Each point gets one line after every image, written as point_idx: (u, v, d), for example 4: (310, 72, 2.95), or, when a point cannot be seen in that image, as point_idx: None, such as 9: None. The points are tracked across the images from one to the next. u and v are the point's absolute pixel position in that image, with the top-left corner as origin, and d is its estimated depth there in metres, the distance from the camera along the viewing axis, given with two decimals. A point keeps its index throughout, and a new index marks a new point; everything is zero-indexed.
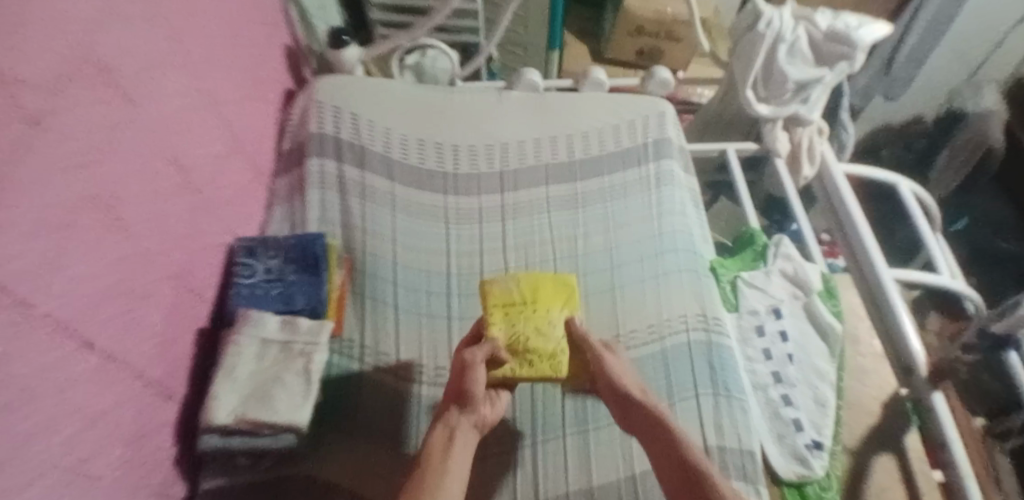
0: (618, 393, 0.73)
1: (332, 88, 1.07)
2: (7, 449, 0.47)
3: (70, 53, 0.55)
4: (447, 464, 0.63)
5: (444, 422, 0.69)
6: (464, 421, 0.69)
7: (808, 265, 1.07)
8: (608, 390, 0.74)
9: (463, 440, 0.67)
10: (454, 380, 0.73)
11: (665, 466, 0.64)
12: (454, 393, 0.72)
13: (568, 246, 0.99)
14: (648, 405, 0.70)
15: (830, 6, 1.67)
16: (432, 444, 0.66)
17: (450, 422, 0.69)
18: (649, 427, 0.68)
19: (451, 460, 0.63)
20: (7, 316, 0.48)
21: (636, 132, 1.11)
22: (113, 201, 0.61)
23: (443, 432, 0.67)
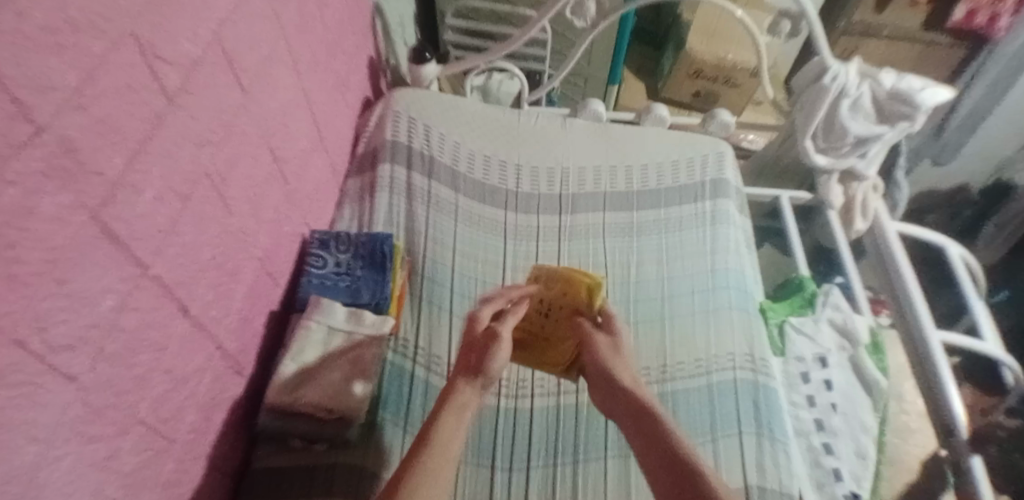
0: (603, 366, 0.74)
1: (408, 101, 1.12)
2: (106, 396, 0.51)
3: (201, 41, 0.61)
4: (451, 443, 0.63)
5: (458, 399, 0.68)
6: (474, 396, 0.69)
7: (856, 318, 1.07)
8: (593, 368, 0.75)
9: (466, 424, 0.66)
10: (471, 357, 0.73)
11: (647, 452, 0.63)
12: (473, 366, 0.72)
13: (621, 273, 1.00)
14: (635, 390, 0.70)
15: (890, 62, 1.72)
16: (445, 418, 0.65)
17: (466, 397, 0.68)
18: (628, 409, 0.68)
19: (456, 441, 0.63)
20: (123, 273, 0.51)
21: (695, 169, 1.13)
22: (219, 181, 0.66)
23: (457, 406, 0.67)
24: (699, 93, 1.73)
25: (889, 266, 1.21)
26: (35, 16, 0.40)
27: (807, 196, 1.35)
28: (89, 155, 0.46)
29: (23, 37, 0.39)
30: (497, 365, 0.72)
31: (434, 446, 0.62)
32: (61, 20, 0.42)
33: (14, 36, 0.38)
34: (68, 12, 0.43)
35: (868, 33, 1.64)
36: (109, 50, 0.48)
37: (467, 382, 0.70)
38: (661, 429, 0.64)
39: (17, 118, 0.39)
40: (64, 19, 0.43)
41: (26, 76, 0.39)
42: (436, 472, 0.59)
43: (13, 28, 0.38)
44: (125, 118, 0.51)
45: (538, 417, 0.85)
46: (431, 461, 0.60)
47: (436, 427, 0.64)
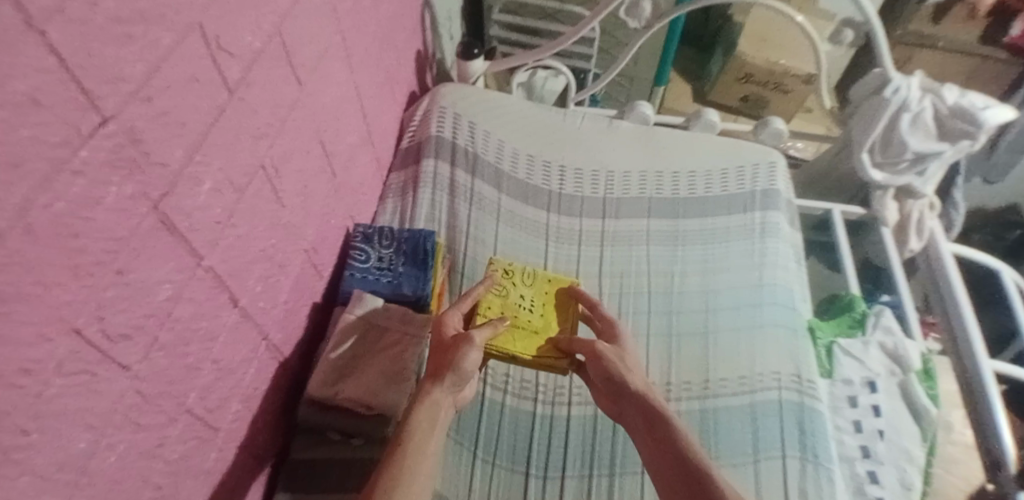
0: (609, 375, 0.75)
1: (455, 96, 1.11)
2: (158, 386, 0.51)
3: (263, 33, 0.61)
4: (425, 444, 0.64)
5: (427, 403, 0.68)
6: (446, 397, 0.69)
7: (908, 343, 1.02)
8: (599, 375, 0.76)
9: (440, 424, 0.67)
10: (439, 355, 0.72)
11: (660, 465, 0.65)
12: (439, 368, 0.71)
13: (665, 282, 0.98)
14: (646, 398, 0.71)
15: (944, 77, 1.78)
16: (415, 422, 0.65)
17: (436, 398, 0.68)
18: (643, 420, 0.70)
19: (430, 441, 0.64)
20: (180, 264, 0.52)
21: (745, 179, 1.10)
22: (273, 173, 0.66)
23: (429, 408, 0.67)
24: (747, 98, 1.68)
25: (942, 289, 1.17)
26: (107, 4, 0.39)
27: (859, 211, 1.29)
28: (153, 146, 0.46)
29: (94, 26, 0.39)
30: (467, 365, 0.71)
31: (408, 445, 0.63)
32: (131, 9, 0.42)
33: (85, 24, 0.38)
34: (139, 2, 0.43)
35: (923, 43, 1.70)
36: (176, 41, 0.48)
37: (436, 384, 0.69)
38: (676, 447, 0.65)
39: (85, 107, 0.39)
40: (134, 9, 0.42)
41: (95, 66, 0.39)
42: (410, 472, 0.61)
43: (84, 16, 0.38)
44: (188, 109, 0.50)
45: (575, 425, 0.83)
46: (402, 460, 0.61)
47: (410, 430, 0.65)
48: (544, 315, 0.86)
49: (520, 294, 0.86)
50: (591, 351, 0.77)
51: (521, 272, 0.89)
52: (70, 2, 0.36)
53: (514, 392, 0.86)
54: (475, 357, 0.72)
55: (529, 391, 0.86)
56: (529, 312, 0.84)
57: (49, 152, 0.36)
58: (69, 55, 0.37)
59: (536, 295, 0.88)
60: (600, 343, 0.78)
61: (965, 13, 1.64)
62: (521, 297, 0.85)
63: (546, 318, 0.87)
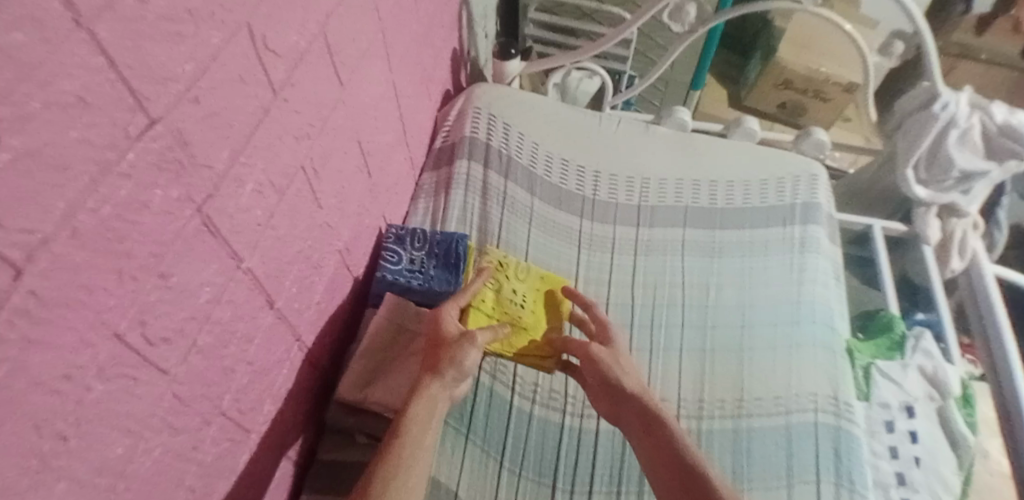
0: (604, 378, 0.75)
1: (490, 97, 1.10)
2: (194, 389, 0.51)
3: (308, 32, 0.60)
4: (424, 437, 0.64)
5: (426, 398, 0.68)
6: (444, 392, 0.70)
7: (949, 367, 0.99)
8: (594, 377, 0.76)
9: (439, 417, 0.67)
10: (438, 350, 0.72)
11: (657, 463, 0.66)
12: (439, 363, 0.71)
13: (700, 295, 0.95)
14: (642, 399, 0.72)
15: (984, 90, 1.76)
16: (414, 414, 0.65)
17: (435, 392, 0.69)
18: (639, 418, 0.71)
19: (428, 434, 0.64)
20: (221, 266, 0.51)
21: (785, 191, 1.06)
22: (312, 174, 0.65)
23: (427, 402, 0.67)
24: (785, 105, 1.64)
25: (983, 309, 1.13)
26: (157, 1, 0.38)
27: (901, 228, 1.25)
28: (199, 148, 0.46)
29: (144, 24, 0.37)
30: (468, 364, 0.71)
31: (406, 436, 0.63)
32: (182, 7, 0.41)
33: (136, 22, 0.37)
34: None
35: (965, 54, 1.69)
36: (225, 40, 0.47)
37: (436, 379, 0.69)
38: (674, 451, 0.66)
39: (134, 108, 0.38)
40: (185, 6, 0.41)
41: (145, 66, 0.38)
42: (408, 464, 0.61)
43: (135, 14, 0.36)
44: (235, 110, 0.50)
45: (604, 438, 0.82)
46: (400, 452, 0.61)
47: (408, 422, 0.65)
48: (535, 312, 0.87)
49: (514, 289, 0.86)
50: (586, 353, 0.77)
51: (515, 266, 0.89)
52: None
53: (542, 401, 0.84)
54: (476, 357, 0.73)
55: (558, 401, 0.84)
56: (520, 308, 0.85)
57: (97, 154, 0.35)
58: (118, 54, 0.36)
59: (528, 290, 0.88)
60: (595, 345, 0.78)
61: (1008, 25, 1.65)
62: (515, 293, 0.86)
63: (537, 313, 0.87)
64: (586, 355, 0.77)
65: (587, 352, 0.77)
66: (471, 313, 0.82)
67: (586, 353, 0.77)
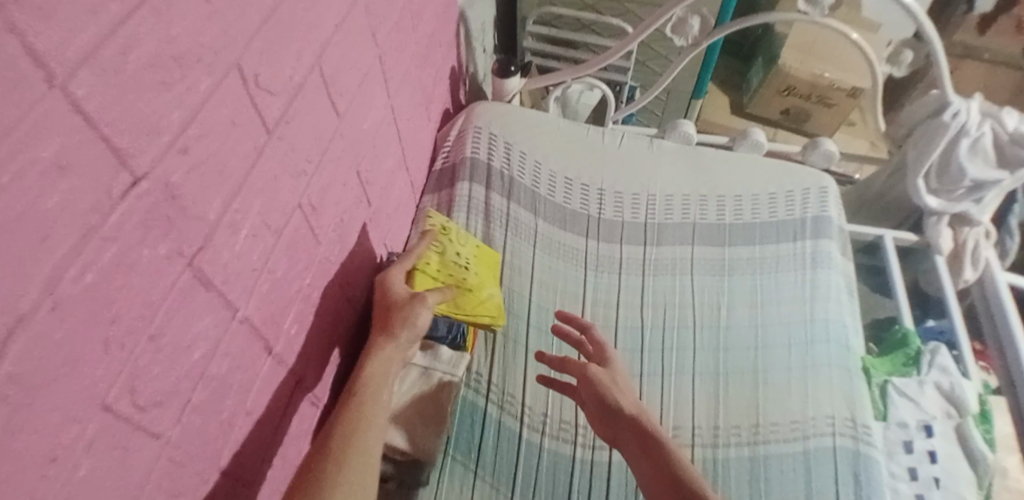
0: (603, 400, 0.72)
1: (491, 115, 1.07)
2: (190, 448, 0.48)
3: (303, 65, 0.57)
4: (379, 396, 0.65)
5: (382, 358, 0.69)
6: (398, 353, 0.70)
7: (966, 383, 0.96)
8: (593, 400, 0.73)
9: (393, 377, 0.69)
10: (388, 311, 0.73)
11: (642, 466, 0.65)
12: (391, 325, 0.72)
13: (710, 316, 0.93)
14: (637, 417, 0.69)
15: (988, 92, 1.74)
16: (368, 373, 0.66)
17: (388, 353, 0.70)
18: (631, 431, 0.69)
19: (383, 393, 0.66)
20: (215, 318, 0.49)
21: (794, 205, 1.04)
22: (310, 211, 0.63)
23: (381, 362, 0.68)
24: (789, 111, 1.62)
25: (998, 317, 1.10)
26: (140, 50, 0.36)
27: (912, 238, 1.22)
28: (190, 199, 0.43)
29: (127, 76, 0.35)
30: (419, 323, 0.72)
31: (363, 396, 0.64)
32: (167, 54, 0.38)
33: (117, 75, 0.34)
34: (175, 45, 0.39)
35: (968, 55, 1.67)
36: (214, 83, 0.44)
37: (389, 339, 0.70)
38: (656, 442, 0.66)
39: (116, 167, 0.36)
40: (170, 53, 0.39)
41: (128, 121, 0.36)
42: (365, 420, 0.62)
43: (115, 66, 0.34)
44: (227, 155, 0.48)
45: (616, 470, 0.79)
46: (358, 409, 0.63)
47: (363, 382, 0.66)
48: (479, 274, 0.85)
49: (457, 251, 0.85)
50: (585, 376, 0.74)
51: (456, 231, 0.87)
52: (100, 53, 0.33)
53: (552, 433, 0.82)
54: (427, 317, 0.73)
55: (568, 432, 0.82)
56: (465, 270, 0.83)
57: (78, 221, 0.33)
58: (98, 111, 0.33)
59: (472, 254, 0.87)
60: (594, 367, 0.75)
61: (1012, 26, 1.61)
62: (459, 256, 0.84)
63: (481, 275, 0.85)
64: (584, 377, 0.74)
65: (585, 374, 0.74)
66: (416, 277, 0.78)
67: (584, 375, 0.74)
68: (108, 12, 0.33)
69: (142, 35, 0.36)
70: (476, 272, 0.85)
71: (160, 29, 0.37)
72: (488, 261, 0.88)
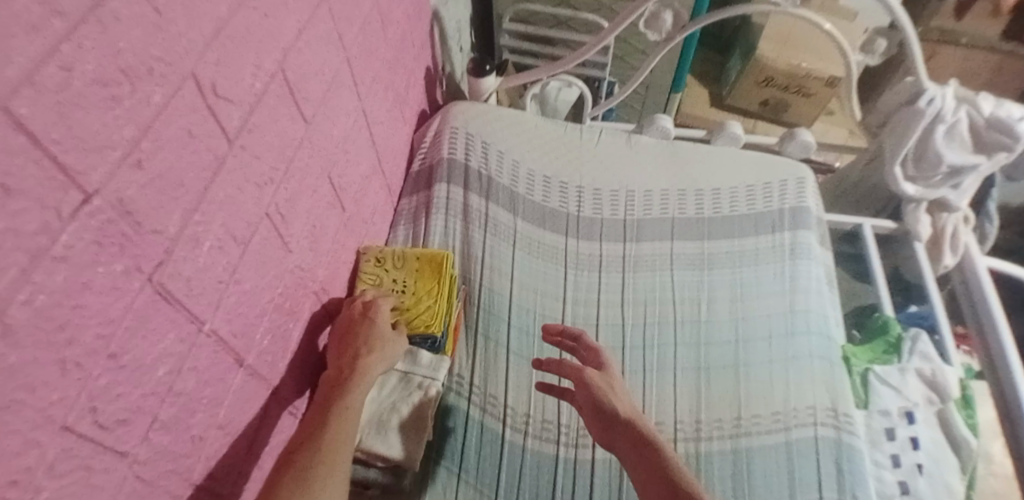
0: (596, 402, 0.71)
1: (467, 115, 1.07)
2: (159, 466, 0.48)
3: (265, 72, 0.57)
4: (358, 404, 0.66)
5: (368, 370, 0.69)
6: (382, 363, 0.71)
7: (948, 370, 0.97)
8: (588, 403, 0.72)
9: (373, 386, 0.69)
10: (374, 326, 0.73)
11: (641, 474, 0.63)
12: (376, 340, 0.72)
13: (691, 311, 0.93)
14: (634, 424, 0.68)
15: (969, 76, 1.75)
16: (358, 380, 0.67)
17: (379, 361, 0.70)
18: (631, 443, 0.67)
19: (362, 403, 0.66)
20: (180, 333, 0.48)
21: (772, 197, 1.04)
22: (279, 220, 0.62)
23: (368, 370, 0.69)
24: (767, 102, 1.62)
25: (978, 303, 1.10)
26: (85, 66, 0.35)
27: (891, 225, 1.24)
28: (146, 215, 0.43)
29: (73, 92, 0.34)
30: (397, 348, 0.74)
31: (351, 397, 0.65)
32: (115, 67, 0.37)
33: (61, 92, 0.33)
34: (123, 58, 0.38)
35: (946, 39, 1.68)
36: (168, 95, 0.44)
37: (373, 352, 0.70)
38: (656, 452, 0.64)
39: (65, 186, 0.35)
40: (118, 65, 0.38)
41: (75, 137, 0.35)
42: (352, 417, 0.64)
43: (59, 83, 0.33)
44: (186, 167, 0.47)
45: (600, 469, 0.79)
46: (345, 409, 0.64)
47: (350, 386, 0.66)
48: (416, 291, 0.81)
49: (393, 278, 0.82)
50: (580, 379, 0.73)
51: (392, 254, 0.84)
52: (42, 70, 0.32)
53: (536, 433, 0.82)
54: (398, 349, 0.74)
55: (551, 432, 0.82)
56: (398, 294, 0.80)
57: (28, 243, 0.32)
58: (41, 129, 0.32)
59: (410, 274, 0.83)
60: (590, 370, 0.74)
61: (988, 10, 1.62)
62: (393, 282, 0.82)
63: (418, 292, 0.81)
64: (580, 381, 0.73)
65: (581, 377, 0.74)
66: None
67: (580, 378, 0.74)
68: (51, 27, 0.32)
69: (86, 50, 0.35)
70: (411, 290, 0.81)
71: (107, 43, 0.37)
72: (430, 272, 0.83)
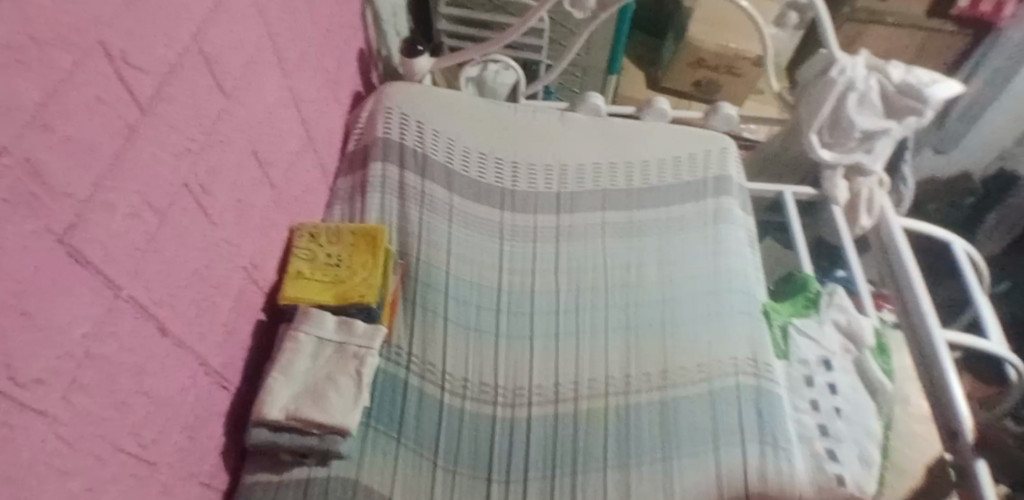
0: None
1: (401, 95, 1.08)
2: (81, 428, 0.48)
3: (179, 43, 0.57)
4: None
5: None
6: None
7: (862, 319, 1.05)
8: None
9: None
10: None
11: None
12: None
13: (621, 276, 0.97)
14: None
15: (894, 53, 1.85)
16: None
17: None
18: None
19: None
20: (96, 296, 0.49)
21: (696, 167, 1.10)
22: (200, 191, 0.63)
23: None
24: (700, 83, 1.69)
25: (893, 261, 1.17)
26: None
27: (810, 191, 1.31)
28: (55, 177, 0.43)
29: None
30: None
31: None
32: (21, 30, 0.38)
33: None
34: (29, 21, 0.38)
35: (873, 19, 1.75)
36: (76, 61, 0.44)
37: None
38: None
39: None
40: (24, 29, 0.38)
41: None
42: None
43: None
44: (96, 133, 0.47)
45: (537, 424, 0.83)
46: None
47: None
48: (352, 265, 0.83)
49: (328, 253, 0.84)
50: None
51: (327, 231, 0.86)
52: None
53: (474, 396, 0.85)
54: None
55: (489, 394, 0.85)
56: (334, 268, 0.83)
57: None
58: None
59: (346, 249, 0.85)
60: None
61: None
62: (329, 256, 0.84)
63: (354, 266, 0.83)
64: None
65: None
66: (291, 285, 0.80)
67: None
68: None
69: None
70: (348, 264, 0.83)
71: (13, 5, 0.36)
72: (366, 247, 0.85)
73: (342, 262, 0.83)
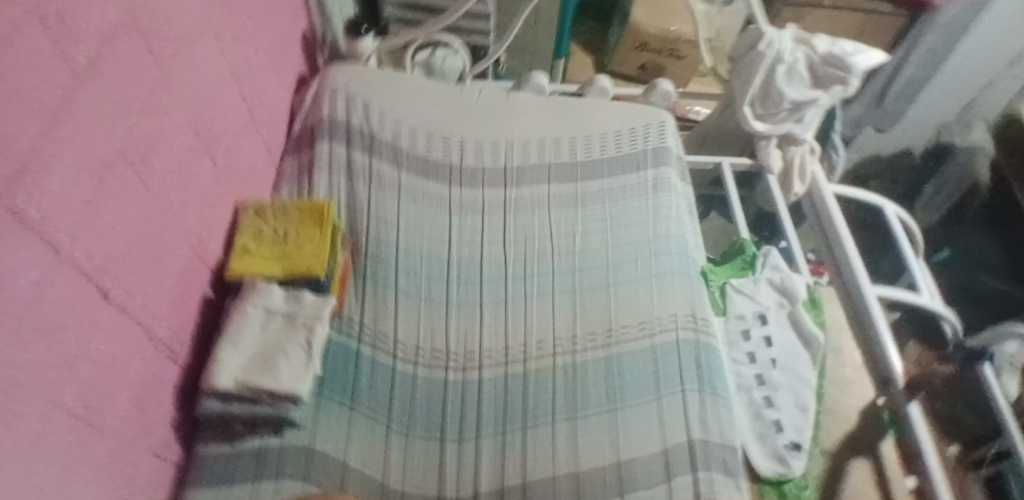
0: None
1: (346, 77, 1.10)
2: (28, 382, 0.49)
3: (116, 12, 0.58)
4: None
5: None
6: None
7: (794, 276, 1.11)
8: None
9: None
10: None
11: None
12: None
13: (567, 243, 1.01)
14: None
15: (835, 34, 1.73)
16: None
17: None
18: None
19: None
20: (39, 254, 0.50)
21: (637, 139, 1.14)
22: (138, 160, 0.64)
23: None
24: (645, 66, 1.75)
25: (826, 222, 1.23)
26: None
27: (748, 162, 1.37)
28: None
29: None
30: None
31: None
32: None
33: None
34: None
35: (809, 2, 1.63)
36: (17, 22, 0.45)
37: None
38: None
39: None
40: None
41: None
42: None
43: None
44: (37, 94, 0.48)
45: (487, 385, 0.87)
46: None
47: None
48: (298, 237, 0.84)
49: (274, 227, 0.85)
50: None
51: (271, 207, 0.87)
52: None
53: (427, 361, 0.89)
54: None
55: (440, 359, 0.89)
56: (280, 241, 0.84)
57: None
58: None
59: (290, 222, 0.86)
60: None
61: None
62: (274, 230, 0.85)
63: (299, 238, 0.84)
64: None
65: None
66: (240, 262, 0.82)
67: None
68: None
69: None
70: (293, 237, 0.84)
71: None
72: (309, 220, 0.86)
73: (288, 234, 0.85)
